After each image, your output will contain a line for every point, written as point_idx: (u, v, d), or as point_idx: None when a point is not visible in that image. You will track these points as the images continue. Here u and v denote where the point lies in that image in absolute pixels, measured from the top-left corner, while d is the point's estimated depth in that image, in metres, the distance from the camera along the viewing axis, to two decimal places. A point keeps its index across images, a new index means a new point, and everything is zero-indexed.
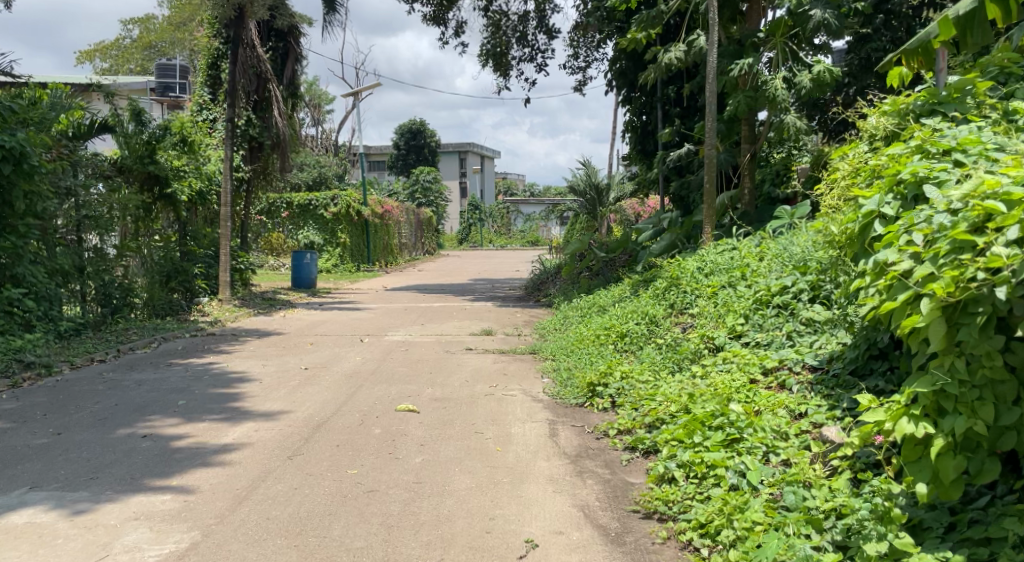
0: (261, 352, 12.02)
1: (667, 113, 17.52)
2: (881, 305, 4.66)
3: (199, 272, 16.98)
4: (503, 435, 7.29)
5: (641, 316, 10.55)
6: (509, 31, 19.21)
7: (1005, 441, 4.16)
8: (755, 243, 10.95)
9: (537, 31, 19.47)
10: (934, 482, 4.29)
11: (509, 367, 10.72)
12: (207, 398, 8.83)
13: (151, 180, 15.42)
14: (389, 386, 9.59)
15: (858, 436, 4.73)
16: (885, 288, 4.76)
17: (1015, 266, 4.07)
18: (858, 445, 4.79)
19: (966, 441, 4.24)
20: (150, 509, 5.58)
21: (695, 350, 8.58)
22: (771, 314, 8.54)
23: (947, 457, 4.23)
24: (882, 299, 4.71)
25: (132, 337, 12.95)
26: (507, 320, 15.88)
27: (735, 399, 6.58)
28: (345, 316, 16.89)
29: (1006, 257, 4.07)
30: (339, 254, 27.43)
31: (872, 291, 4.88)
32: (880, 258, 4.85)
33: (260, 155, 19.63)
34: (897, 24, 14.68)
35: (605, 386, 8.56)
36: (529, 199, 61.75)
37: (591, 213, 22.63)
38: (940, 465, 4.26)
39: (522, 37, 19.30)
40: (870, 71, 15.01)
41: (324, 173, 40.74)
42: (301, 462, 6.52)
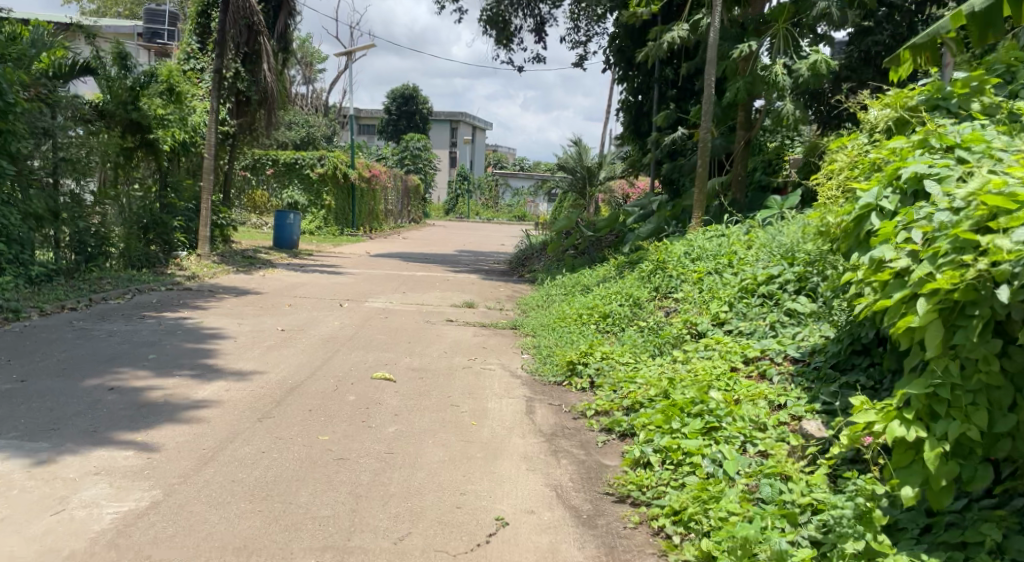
0: (237, 310, 11.86)
1: (663, 95, 17.38)
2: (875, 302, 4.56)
3: (179, 226, 16.71)
4: (478, 410, 7.19)
5: (625, 298, 10.45)
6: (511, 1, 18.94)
7: (1000, 446, 4.09)
8: (744, 232, 10.86)
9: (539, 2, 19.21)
10: (924, 486, 4.21)
11: (489, 341, 10.62)
12: (178, 354, 8.68)
13: (132, 128, 15.19)
14: (366, 353, 9.47)
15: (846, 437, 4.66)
16: (879, 285, 4.64)
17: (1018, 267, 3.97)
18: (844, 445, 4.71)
19: (958, 447, 4.17)
20: (112, 465, 5.45)
21: (678, 335, 8.49)
22: (756, 304, 8.45)
23: (939, 464, 4.14)
24: (876, 296, 4.62)
25: (105, 287, 12.76)
26: (490, 294, 15.77)
27: (715, 387, 6.49)
28: (326, 279, 16.72)
29: (1009, 255, 3.97)
30: (322, 216, 27.17)
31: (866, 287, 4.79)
32: (876, 255, 4.73)
33: (246, 110, 19.41)
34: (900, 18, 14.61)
35: (584, 366, 8.46)
36: (518, 173, 61.46)
37: (580, 192, 22.52)
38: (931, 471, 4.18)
39: (522, 7, 19.06)
40: (869, 65, 14.94)
41: (312, 133, 40.38)
42: (270, 425, 6.40)
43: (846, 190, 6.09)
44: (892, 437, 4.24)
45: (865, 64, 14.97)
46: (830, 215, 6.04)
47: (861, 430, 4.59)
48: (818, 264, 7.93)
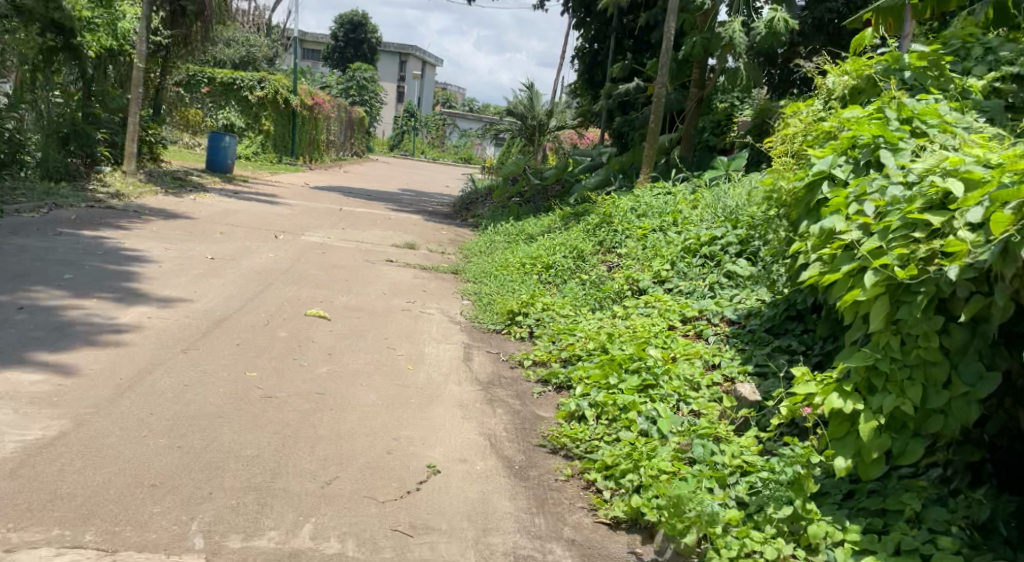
0: (165, 234, 11.54)
1: (619, 45, 17.24)
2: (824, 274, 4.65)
3: (101, 139, 16.15)
4: (415, 354, 7.11)
5: (569, 250, 10.41)
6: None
7: (930, 423, 4.04)
8: (690, 192, 10.85)
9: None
10: (854, 458, 4.21)
11: (428, 285, 10.50)
12: (96, 275, 8.39)
13: (54, 29, 14.16)
14: (300, 288, 9.29)
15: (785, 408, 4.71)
16: (829, 256, 4.74)
17: (975, 251, 3.96)
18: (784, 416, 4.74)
19: (891, 420, 4.17)
20: (19, 391, 5.25)
21: (619, 291, 8.48)
22: (697, 263, 8.45)
23: (873, 435, 4.15)
24: (825, 268, 4.71)
25: (21, 200, 12.27)
26: (430, 235, 15.59)
27: (652, 343, 6.49)
28: (262, 208, 16.37)
29: (968, 243, 3.96)
30: (260, 141, 26.52)
31: (815, 257, 4.87)
32: (827, 225, 4.84)
33: (181, 22, 18.56)
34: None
35: (524, 316, 8.41)
36: (465, 114, 60.78)
37: (528, 138, 22.34)
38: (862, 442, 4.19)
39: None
40: (822, 32, 15.01)
41: (252, 53, 39.18)
42: (196, 357, 6.23)
43: (798, 159, 6.09)
44: (829, 408, 4.27)
45: (819, 31, 15.00)
46: (780, 182, 6.06)
47: (800, 401, 4.63)
48: (762, 227, 7.93)
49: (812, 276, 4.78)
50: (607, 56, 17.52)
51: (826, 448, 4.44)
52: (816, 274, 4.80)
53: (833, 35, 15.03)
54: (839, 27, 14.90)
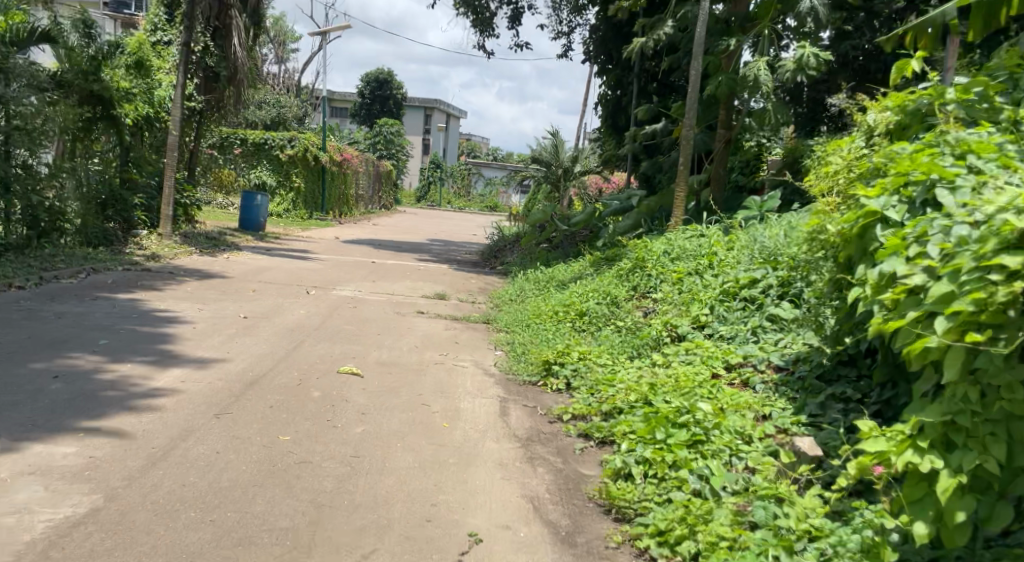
0: (198, 294, 11.49)
1: (643, 89, 17.11)
2: (887, 322, 4.35)
3: (137, 203, 16.32)
4: (450, 409, 6.88)
5: (603, 296, 10.17)
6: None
7: (1016, 483, 3.94)
8: (725, 233, 10.61)
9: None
10: (937, 522, 3.96)
11: (461, 336, 10.28)
12: (131, 339, 8.28)
13: (93, 100, 14.77)
14: (332, 344, 9.13)
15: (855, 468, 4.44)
16: (892, 302, 4.44)
17: None
18: (852, 475, 4.46)
19: (974, 480, 3.95)
20: (49, 464, 5.10)
21: (657, 338, 8.23)
22: (738, 307, 8.19)
23: (955, 497, 3.91)
24: (889, 316, 4.41)
25: (57, 265, 12.33)
26: (461, 285, 15.43)
27: (697, 395, 6.23)
28: (293, 264, 16.35)
29: None
30: (291, 199, 26.71)
31: (876, 303, 4.58)
32: (887, 269, 4.55)
33: (215, 87, 18.95)
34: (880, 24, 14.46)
35: (560, 366, 8.16)
36: (491, 163, 61.08)
37: (554, 184, 22.23)
38: (944, 505, 3.93)
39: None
40: (846, 69, 14.87)
41: (282, 113, 39.76)
42: (228, 423, 6.04)
43: (846, 200, 5.82)
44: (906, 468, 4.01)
45: (844, 69, 14.82)
46: (828, 223, 5.80)
47: (869, 462, 4.35)
48: (804, 268, 7.69)
49: (875, 324, 4.49)
50: (631, 100, 17.40)
51: (902, 512, 4.15)
52: (879, 322, 4.51)
53: (859, 72, 14.83)
54: (864, 64, 14.75)
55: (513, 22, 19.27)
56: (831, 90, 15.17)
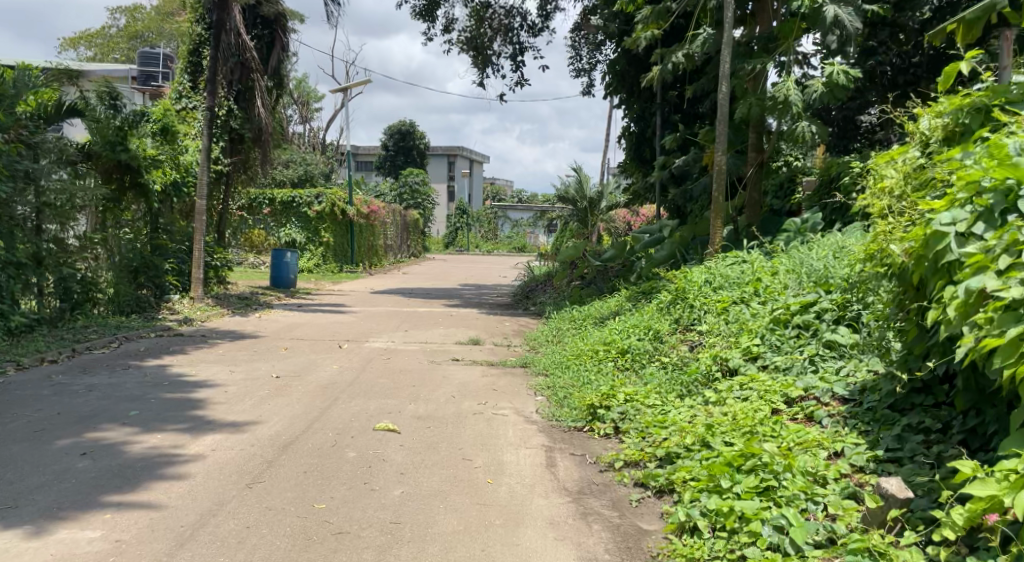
0: (231, 357, 11.18)
1: (667, 119, 16.72)
2: (984, 342, 4.07)
3: (169, 268, 16.25)
4: (494, 463, 6.47)
5: (645, 332, 9.74)
6: (495, 25, 18.42)
7: None
8: (767, 257, 10.16)
9: (519, 28, 18.65)
10: None
11: (499, 382, 9.88)
12: (161, 406, 7.97)
13: (121, 169, 14.75)
14: (367, 400, 8.73)
15: (963, 517, 4.02)
16: (985, 321, 4.18)
17: None
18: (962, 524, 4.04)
19: None
20: (73, 552, 4.74)
21: (707, 373, 7.79)
22: (792, 335, 7.75)
23: None
24: (982, 335, 4.15)
25: (90, 336, 12.11)
26: (496, 329, 15.06)
27: (760, 436, 5.78)
28: (325, 319, 16.06)
29: None
30: (322, 253, 26.61)
31: (967, 325, 4.30)
32: (975, 285, 4.28)
33: (240, 148, 19.06)
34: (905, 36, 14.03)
35: (607, 410, 7.71)
36: (517, 205, 60.99)
37: (580, 221, 21.84)
38: None
39: (507, 32, 18.54)
40: (875, 84, 14.55)
41: (310, 171, 39.95)
42: (261, 493, 5.67)
43: (911, 216, 5.37)
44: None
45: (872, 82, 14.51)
46: (894, 241, 5.36)
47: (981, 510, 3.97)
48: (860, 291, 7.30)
49: (967, 346, 4.22)
50: (655, 130, 17.05)
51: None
52: (972, 343, 4.23)
53: (888, 85, 14.59)
54: (893, 77, 14.48)
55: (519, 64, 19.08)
56: (861, 107, 14.84)
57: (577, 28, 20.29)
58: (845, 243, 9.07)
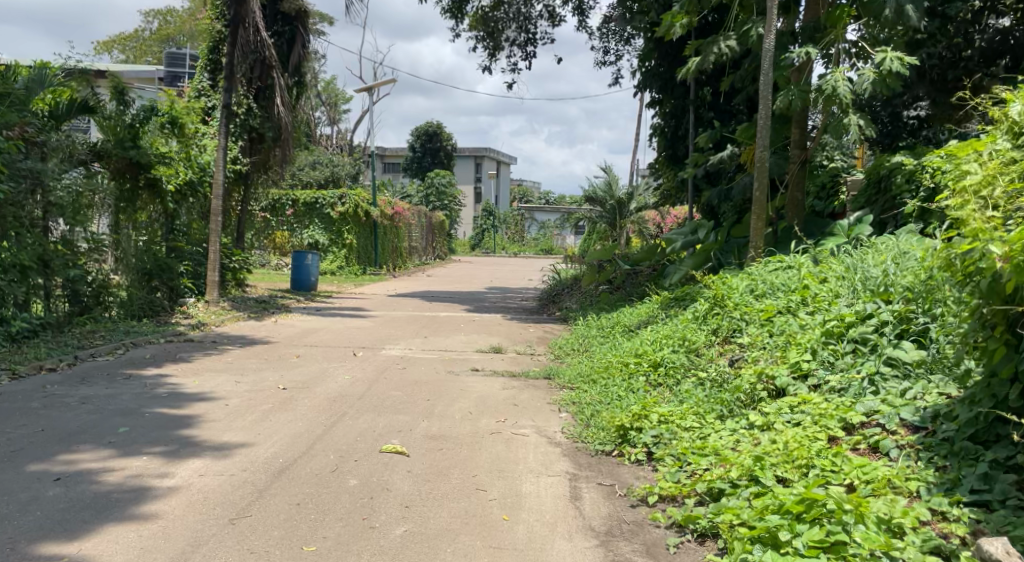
0: (239, 366, 10.51)
1: (699, 117, 15.89)
2: None
3: (184, 271, 15.66)
4: (511, 495, 5.74)
5: (680, 343, 8.96)
6: (512, 14, 17.73)
7: None
8: (815, 263, 9.36)
9: (536, 19, 17.99)
10: None
11: (520, 396, 9.16)
12: (153, 426, 7.33)
13: (133, 169, 14.12)
14: (376, 416, 8.04)
15: None
16: None
17: None
18: None
19: None
20: None
21: (751, 394, 7.05)
22: (847, 351, 7.03)
23: None
24: None
25: (96, 342, 11.50)
26: (519, 336, 14.30)
27: (817, 475, 5.10)
28: (342, 324, 15.39)
29: None
30: (344, 256, 25.97)
31: None
32: None
33: (260, 147, 18.37)
34: (954, 28, 13.13)
35: (639, 431, 6.95)
36: (544, 207, 60.22)
37: (609, 223, 21.03)
38: None
39: (522, 22, 17.87)
40: (922, 79, 13.70)
41: (337, 172, 39.37)
42: (245, 530, 5.00)
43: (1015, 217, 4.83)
44: None
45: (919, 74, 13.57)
46: (995, 245, 4.76)
47: None
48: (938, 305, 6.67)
49: None
50: (688, 130, 16.22)
51: None
52: None
53: (936, 81, 13.72)
54: (941, 72, 13.58)
55: (534, 56, 18.35)
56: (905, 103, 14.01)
57: (607, 24, 19.56)
58: (905, 247, 8.28)
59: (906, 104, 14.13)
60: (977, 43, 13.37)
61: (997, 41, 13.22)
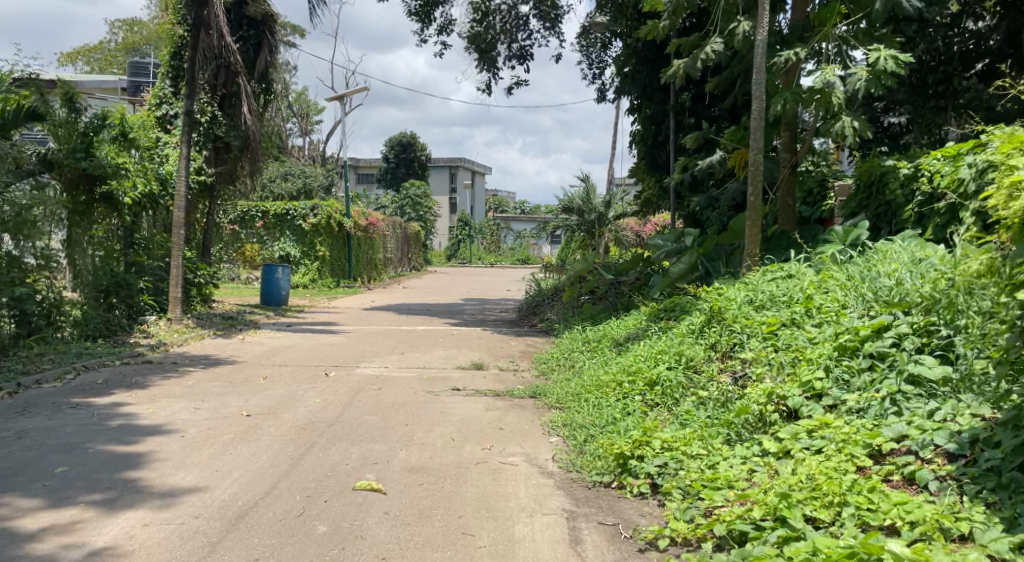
0: (198, 391, 9.82)
1: (679, 123, 15.28)
2: None
3: (144, 287, 14.84)
4: (503, 541, 5.17)
5: (676, 359, 8.27)
6: (487, 16, 17.08)
7: None
8: (816, 271, 8.77)
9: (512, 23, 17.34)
10: None
11: (505, 418, 8.50)
12: (97, 475, 6.67)
13: (86, 180, 13.44)
14: (349, 446, 7.36)
15: None
16: None
17: None
18: None
19: None
20: None
21: (762, 416, 6.42)
22: (864, 368, 6.40)
23: None
24: None
25: (44, 367, 10.75)
26: (500, 350, 13.66)
27: (849, 523, 4.67)
28: (313, 341, 14.66)
29: None
30: (316, 268, 25.19)
31: None
32: None
33: (226, 157, 17.58)
34: (934, 32, 12.89)
35: (641, 460, 6.30)
36: (520, 216, 59.60)
37: (587, 231, 20.41)
38: None
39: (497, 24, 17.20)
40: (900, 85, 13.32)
41: (309, 183, 38.47)
42: None
43: None
44: None
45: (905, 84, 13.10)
46: None
47: None
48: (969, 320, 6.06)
49: None
50: (668, 137, 15.62)
51: None
52: None
53: (915, 86, 13.41)
54: (920, 75, 13.34)
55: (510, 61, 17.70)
56: (885, 108, 13.55)
57: (586, 33, 19.02)
58: (916, 254, 7.67)
59: (884, 110, 13.72)
60: (954, 46, 13.15)
61: (970, 46, 13.13)
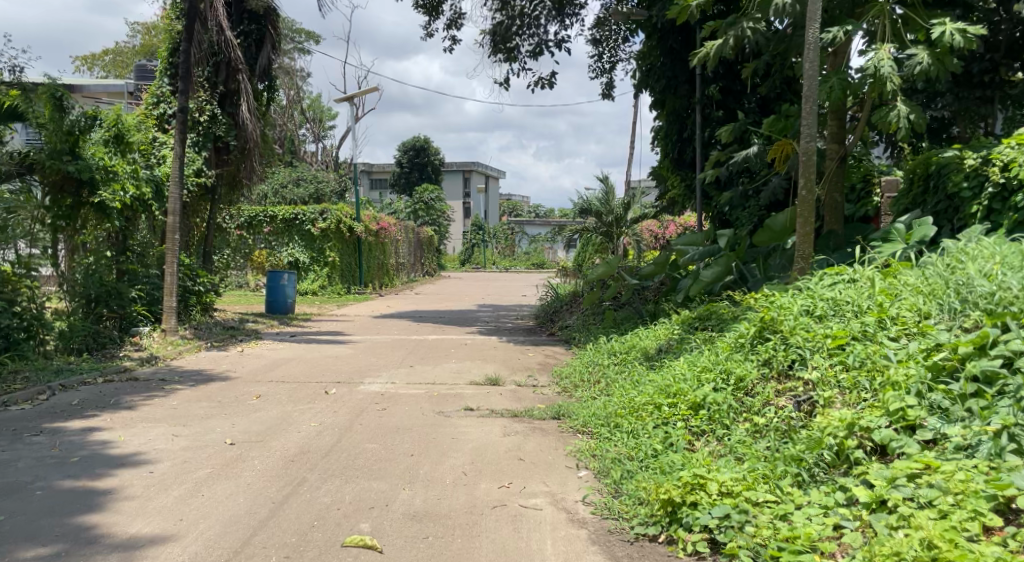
0: (181, 414, 8.73)
1: (707, 117, 14.02)
2: None
3: (137, 296, 13.59)
4: None
5: (723, 377, 7.01)
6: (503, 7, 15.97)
7: None
8: (882, 274, 7.56)
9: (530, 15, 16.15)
10: None
11: (525, 446, 7.34)
12: (42, 524, 5.58)
13: (74, 184, 12.35)
14: (342, 484, 6.24)
15: None
16: None
17: None
18: None
19: None
20: None
21: (841, 454, 5.24)
22: (968, 394, 5.23)
23: None
24: None
25: (17, 386, 9.71)
26: (518, 363, 12.49)
27: None
28: (316, 352, 13.54)
29: None
30: (325, 275, 24.11)
31: None
32: None
33: (226, 159, 16.42)
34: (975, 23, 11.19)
35: (694, 510, 5.15)
36: (534, 220, 58.39)
37: (605, 234, 19.19)
38: None
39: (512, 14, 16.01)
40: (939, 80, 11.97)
41: (321, 188, 37.33)
42: None
43: None
44: None
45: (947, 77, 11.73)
46: None
47: None
48: None
49: None
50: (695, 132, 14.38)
51: None
52: None
53: (959, 76, 11.98)
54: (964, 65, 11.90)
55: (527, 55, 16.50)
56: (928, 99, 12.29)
57: (607, 25, 17.77)
58: (1014, 256, 6.44)
59: (927, 102, 12.40)
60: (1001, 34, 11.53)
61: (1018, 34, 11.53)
